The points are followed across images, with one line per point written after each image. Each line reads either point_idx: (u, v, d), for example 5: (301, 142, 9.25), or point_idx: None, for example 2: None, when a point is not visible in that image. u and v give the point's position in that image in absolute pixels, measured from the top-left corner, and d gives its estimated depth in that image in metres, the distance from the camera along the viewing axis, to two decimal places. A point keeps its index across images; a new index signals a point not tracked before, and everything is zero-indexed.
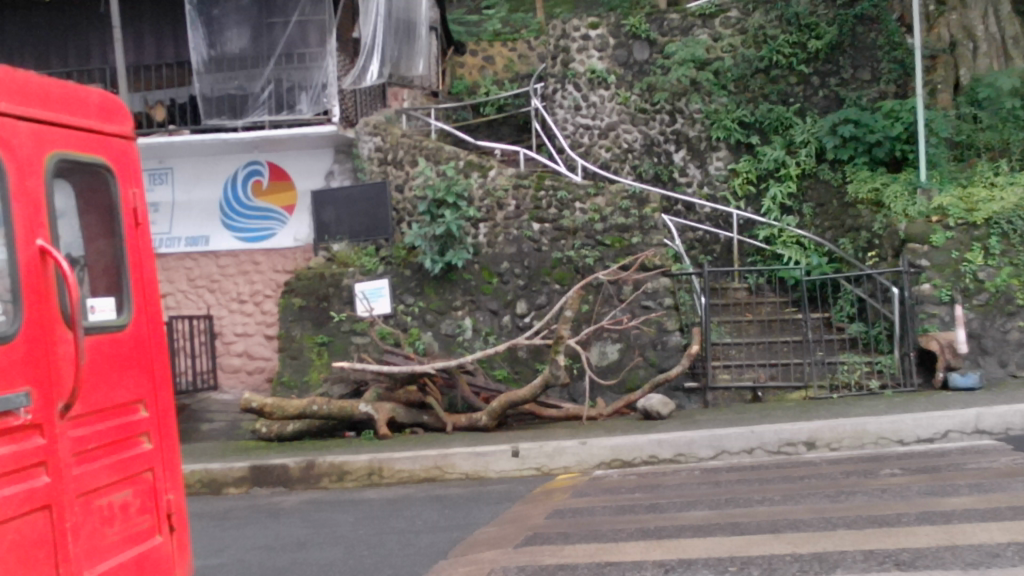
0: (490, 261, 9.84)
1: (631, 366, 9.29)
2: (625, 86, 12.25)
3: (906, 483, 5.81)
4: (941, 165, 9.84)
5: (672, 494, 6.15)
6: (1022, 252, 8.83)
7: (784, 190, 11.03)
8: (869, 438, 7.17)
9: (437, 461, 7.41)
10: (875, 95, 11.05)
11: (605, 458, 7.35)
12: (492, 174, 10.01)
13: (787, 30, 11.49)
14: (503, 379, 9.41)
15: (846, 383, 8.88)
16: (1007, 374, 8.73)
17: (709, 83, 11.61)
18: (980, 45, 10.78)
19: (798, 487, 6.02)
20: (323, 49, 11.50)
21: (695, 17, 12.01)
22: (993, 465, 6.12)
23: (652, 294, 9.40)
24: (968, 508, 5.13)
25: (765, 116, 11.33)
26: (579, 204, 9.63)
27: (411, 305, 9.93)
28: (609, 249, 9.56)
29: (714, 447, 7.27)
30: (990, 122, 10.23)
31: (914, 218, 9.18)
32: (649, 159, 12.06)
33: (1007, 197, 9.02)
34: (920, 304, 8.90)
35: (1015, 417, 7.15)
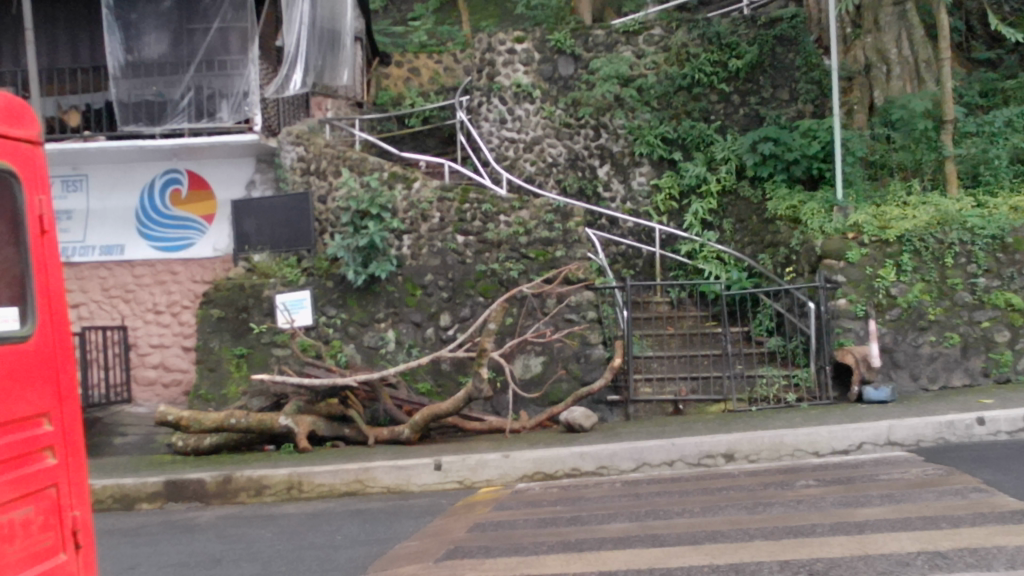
0: (414, 273, 9.80)
1: (554, 379, 9.32)
2: (550, 100, 12.30)
3: (820, 494, 5.92)
4: (857, 184, 10.09)
5: (593, 506, 6.18)
6: (933, 270, 9.11)
7: (705, 206, 11.30)
8: (786, 449, 7.29)
9: (358, 474, 7.34)
10: (793, 114, 11.23)
11: (527, 470, 7.36)
12: (416, 186, 9.98)
13: (708, 49, 11.74)
14: (426, 393, 9.35)
15: (765, 397, 9.04)
16: (919, 389, 8.99)
17: (633, 100, 11.82)
18: (893, 68, 11.08)
19: (717, 498, 6.10)
20: (244, 56, 11.35)
21: (619, 33, 12.16)
22: (904, 476, 6.29)
23: (575, 307, 9.45)
24: (879, 519, 5.24)
25: (687, 133, 11.58)
26: (504, 216, 9.69)
27: (333, 316, 9.79)
28: (533, 262, 9.63)
29: (636, 459, 7.33)
30: (903, 142, 10.46)
31: (831, 235, 9.32)
32: (573, 173, 12.12)
33: (919, 215, 9.28)
34: (837, 319, 9.04)
35: (925, 430, 7.35)
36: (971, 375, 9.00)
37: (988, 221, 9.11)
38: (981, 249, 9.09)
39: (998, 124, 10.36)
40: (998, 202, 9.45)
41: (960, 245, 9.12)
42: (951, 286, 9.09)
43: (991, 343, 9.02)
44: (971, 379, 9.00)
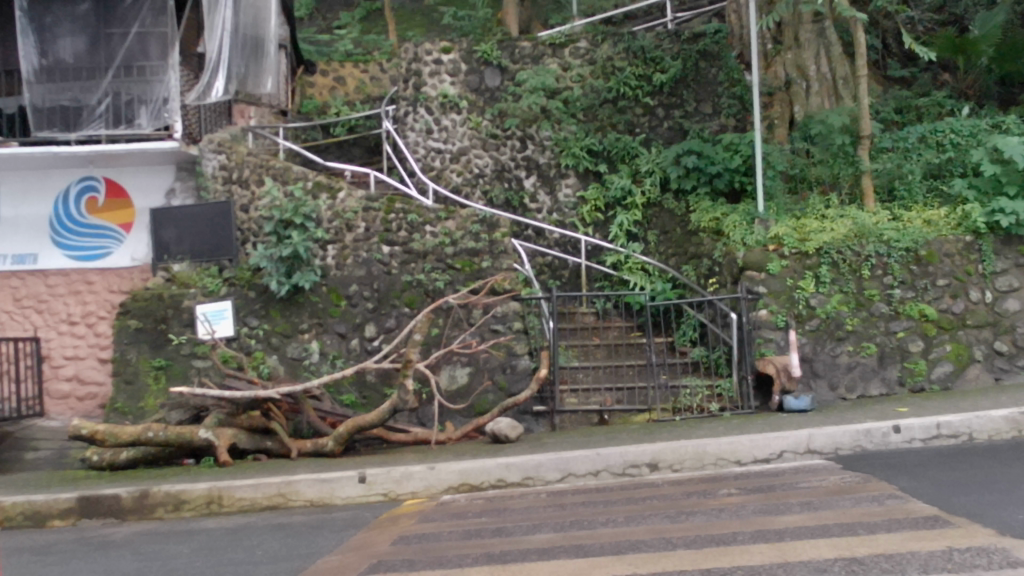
0: (338, 283, 9.70)
1: (480, 390, 9.31)
2: (476, 110, 12.26)
3: (742, 503, 6.00)
4: (777, 197, 10.27)
5: (518, 517, 6.17)
6: (850, 281, 9.33)
7: (630, 218, 11.41)
8: (709, 458, 7.38)
9: (280, 488, 7.22)
10: (716, 128, 11.53)
11: (452, 482, 7.33)
12: (341, 196, 9.87)
13: (633, 62, 11.97)
14: (350, 405, 9.24)
15: (688, 407, 9.12)
16: (838, 398, 9.17)
17: (559, 111, 11.95)
18: (813, 85, 11.36)
19: (640, 508, 6.14)
20: (165, 63, 11.16)
21: (546, 45, 12.30)
22: (822, 483, 6.43)
23: (501, 317, 9.47)
24: (799, 526, 5.34)
25: (612, 145, 11.71)
26: (429, 227, 9.68)
27: (256, 327, 9.63)
28: (458, 272, 9.64)
29: (561, 470, 7.35)
30: (821, 156, 10.66)
31: (752, 246, 9.47)
32: (500, 184, 12.05)
33: (837, 227, 9.46)
34: (758, 329, 9.25)
35: (843, 438, 7.50)
36: (888, 385, 9.22)
37: (903, 234, 9.36)
38: (896, 262, 9.33)
39: (912, 140, 10.66)
40: (912, 216, 9.72)
41: (876, 257, 9.36)
42: (868, 297, 9.32)
43: (906, 352, 9.27)
44: (888, 389, 9.22)
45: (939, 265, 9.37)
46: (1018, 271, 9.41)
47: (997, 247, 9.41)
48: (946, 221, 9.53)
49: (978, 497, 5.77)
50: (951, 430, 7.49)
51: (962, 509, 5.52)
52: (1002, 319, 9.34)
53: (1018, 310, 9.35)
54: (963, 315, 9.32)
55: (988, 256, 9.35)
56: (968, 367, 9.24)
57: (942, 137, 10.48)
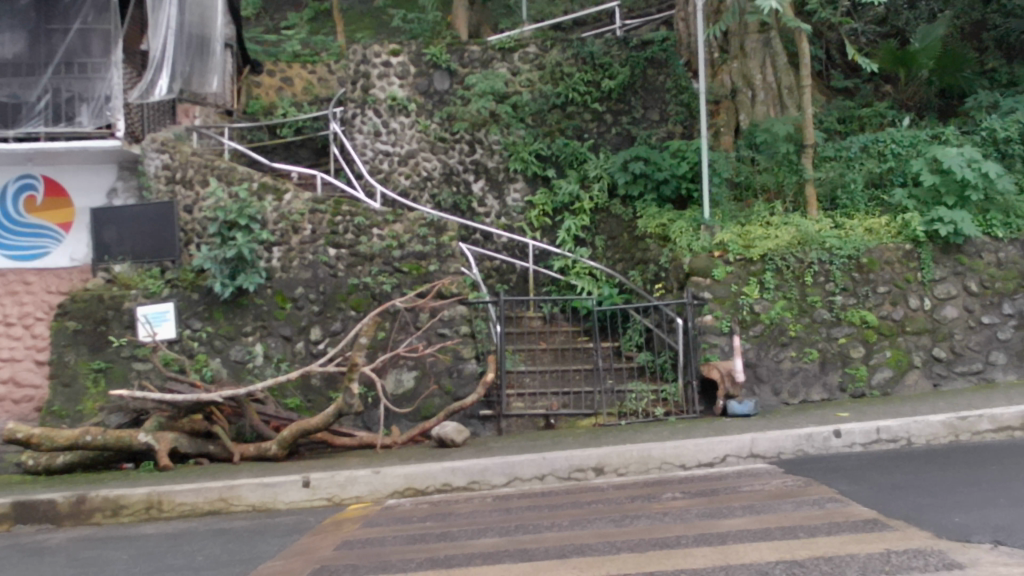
0: (284, 285, 9.60)
1: (426, 394, 9.27)
2: (425, 114, 12.24)
3: (685, 507, 6.05)
4: (722, 205, 10.39)
5: (463, 521, 6.15)
6: (794, 287, 9.47)
7: (578, 223, 11.44)
8: (653, 462, 7.44)
9: (222, 493, 7.12)
10: (663, 135, 11.73)
11: (397, 486, 7.29)
12: (287, 197, 9.78)
13: (582, 68, 12.06)
14: (295, 408, 9.15)
15: (634, 411, 9.22)
16: (780, 403, 9.29)
17: (508, 116, 11.96)
18: (758, 94, 11.50)
19: (585, 512, 6.16)
20: (107, 60, 11.01)
21: (495, 50, 12.29)
22: (764, 487, 6.51)
23: (448, 321, 9.43)
24: (741, 530, 5.40)
25: (560, 151, 11.78)
26: (376, 229, 9.64)
27: (198, 330, 9.48)
28: (406, 276, 9.60)
29: (507, 474, 7.35)
30: (766, 164, 10.83)
31: (699, 252, 9.59)
32: (447, 187, 12.05)
33: (781, 235, 9.62)
34: (703, 334, 9.34)
35: (786, 442, 7.58)
36: (829, 390, 9.36)
37: (845, 242, 9.52)
38: (838, 268, 9.49)
39: (855, 149, 10.82)
40: (854, 224, 9.89)
41: (819, 263, 9.51)
42: (811, 304, 9.46)
43: (847, 358, 9.42)
44: (829, 394, 9.36)
45: (880, 273, 9.54)
46: (956, 279, 9.59)
47: (936, 255, 9.61)
48: (887, 228, 9.72)
49: (915, 500, 5.88)
50: (891, 434, 7.63)
51: (900, 512, 5.62)
52: (939, 326, 9.52)
53: (955, 318, 9.54)
54: (902, 322, 9.50)
55: (927, 264, 9.54)
56: (907, 373, 9.42)
57: (883, 147, 10.67)
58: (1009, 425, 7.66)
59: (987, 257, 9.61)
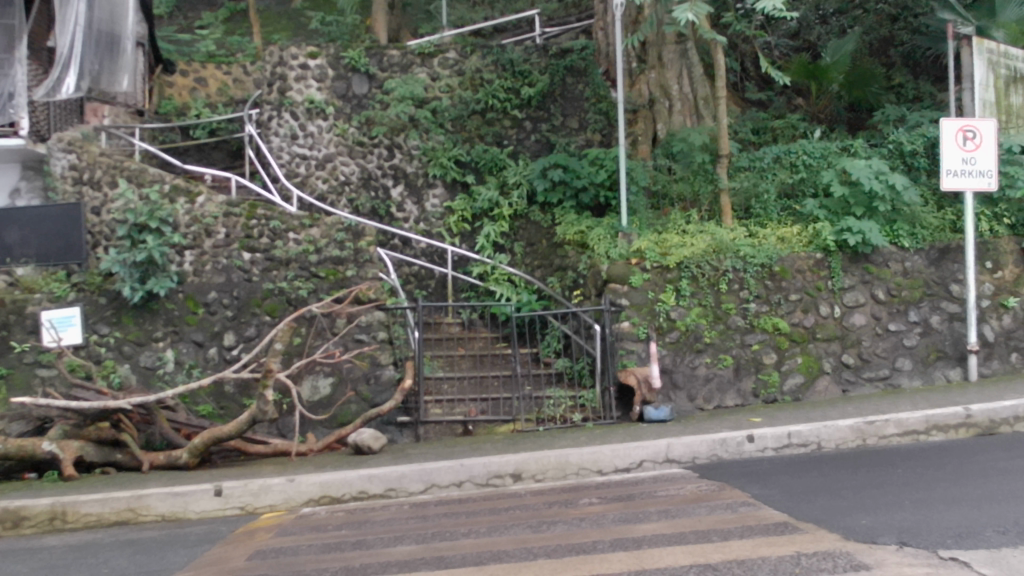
0: (196, 290, 9.38)
1: (343, 401, 9.18)
2: (343, 118, 12.07)
3: (602, 512, 6.08)
4: (640, 212, 10.49)
5: (379, 530, 6.09)
6: (709, 295, 9.60)
7: (497, 229, 11.42)
8: (571, 468, 7.46)
9: (130, 503, 6.92)
10: (582, 142, 11.84)
11: (312, 494, 7.18)
12: (200, 200, 9.59)
13: (501, 75, 12.19)
14: (207, 416, 8.94)
15: (551, 417, 9.24)
16: (695, 408, 9.41)
17: (427, 121, 11.95)
18: (675, 104, 11.70)
19: (502, 518, 6.15)
20: (11, 56, 10.96)
21: (414, 55, 12.33)
22: (679, 492, 6.59)
23: (366, 327, 9.39)
24: (656, 534, 5.44)
25: (480, 157, 11.79)
26: (293, 234, 9.55)
27: (106, 335, 9.20)
28: (323, 281, 9.52)
29: (424, 481, 7.29)
30: (682, 173, 10.97)
31: (615, 260, 9.67)
32: (366, 193, 11.89)
33: (696, 243, 9.75)
34: (619, 341, 9.39)
35: (700, 447, 7.69)
36: (743, 396, 9.52)
37: (758, 250, 9.70)
38: (751, 277, 9.66)
39: (766, 160, 10.97)
40: (767, 233, 10.08)
41: (733, 271, 9.67)
42: (726, 310, 9.60)
43: (760, 364, 9.58)
44: (743, 400, 9.52)
45: (791, 281, 9.76)
46: (864, 288, 9.86)
47: (845, 264, 9.85)
48: (798, 238, 9.96)
49: (824, 503, 6.01)
50: (801, 439, 7.78)
51: (810, 515, 5.74)
52: (848, 333, 9.76)
53: (863, 325, 9.79)
54: (813, 329, 9.71)
55: (837, 273, 9.77)
56: (817, 379, 9.63)
57: (795, 157, 10.84)
58: (914, 429, 7.87)
59: (893, 266, 9.91)
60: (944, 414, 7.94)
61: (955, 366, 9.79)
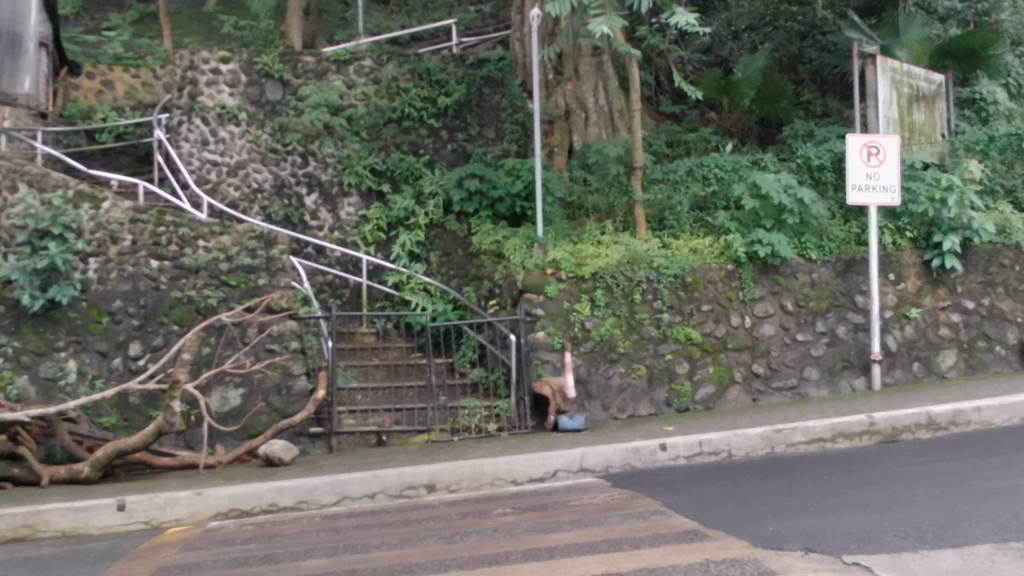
0: (100, 298, 9.08)
1: (253, 412, 9.01)
2: (255, 124, 11.89)
3: (515, 522, 6.08)
4: (555, 223, 10.56)
5: (288, 543, 5.98)
6: (623, 305, 9.67)
7: (413, 239, 11.37)
8: (486, 478, 7.45)
9: (28, 518, 6.65)
10: (499, 152, 11.97)
11: (220, 508, 7.03)
12: (105, 206, 9.28)
13: (418, 84, 12.23)
14: (111, 428, 8.68)
15: (466, 427, 9.23)
16: (609, 417, 9.49)
17: (342, 128, 11.86)
18: (591, 116, 11.81)
19: (415, 529, 6.11)
20: None
21: (329, 62, 12.20)
22: (592, 501, 6.63)
23: (278, 337, 9.27)
24: (569, 544, 5.46)
25: (396, 165, 11.79)
26: (202, 241, 9.38)
27: (3, 344, 8.72)
28: (234, 289, 9.36)
29: (336, 493, 7.21)
30: (598, 185, 11.08)
31: (531, 269, 9.67)
32: (279, 200, 11.70)
33: (611, 254, 9.84)
34: (534, 350, 9.40)
35: (614, 456, 7.74)
36: (656, 405, 9.63)
37: (671, 261, 9.83)
38: (665, 287, 9.77)
39: (680, 173, 11.18)
40: (680, 244, 10.22)
41: (647, 282, 9.76)
42: (639, 320, 9.69)
43: (673, 374, 9.72)
44: (656, 409, 9.63)
45: (704, 291, 9.91)
46: (774, 299, 10.07)
47: (755, 275, 10.05)
48: (710, 249, 10.13)
49: (733, 511, 6.10)
50: (713, 447, 7.89)
51: (719, 523, 5.82)
52: (758, 343, 9.96)
53: (773, 335, 10.00)
54: (724, 339, 9.88)
55: (747, 284, 9.96)
56: (728, 389, 9.80)
57: (707, 170, 11.09)
58: (820, 436, 8.06)
59: (801, 278, 10.16)
60: (848, 422, 8.14)
61: (860, 375, 10.09)
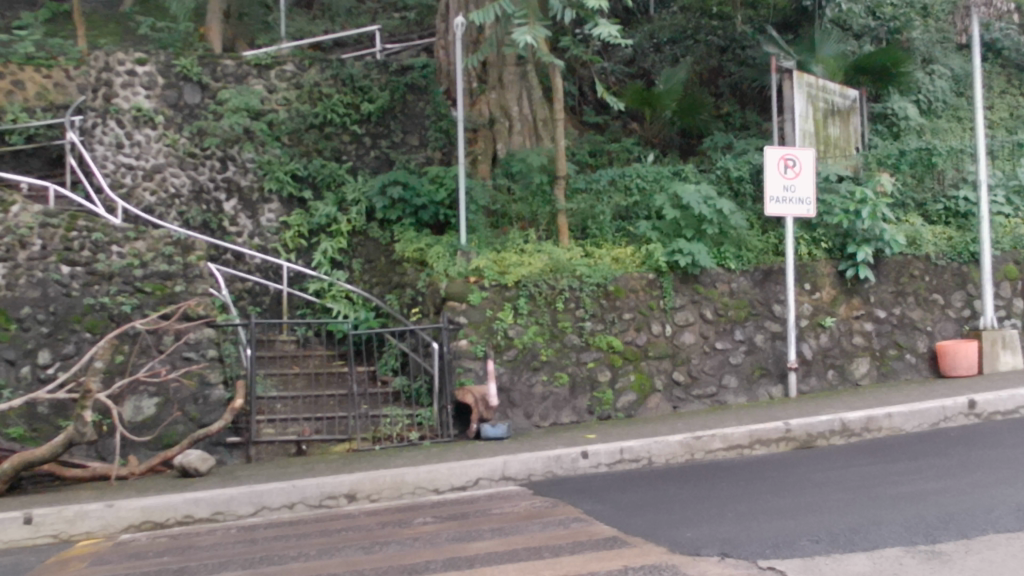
0: (8, 305, 8.70)
1: (169, 421, 8.80)
2: (173, 127, 11.62)
3: (436, 531, 6.05)
4: (479, 230, 10.57)
5: (203, 555, 5.86)
6: (546, 313, 9.71)
7: (335, 246, 11.29)
8: (407, 487, 7.41)
9: None
10: (422, 160, 12.12)
11: (133, 520, 6.85)
12: (14, 210, 8.90)
13: (341, 90, 12.17)
14: (18, 438, 8.38)
15: (388, 436, 9.13)
16: (531, 425, 9.50)
17: (263, 133, 11.72)
18: (515, 124, 11.85)
19: (334, 540, 6.04)
20: None
21: (250, 66, 12.10)
22: (513, 509, 6.63)
23: (194, 345, 9.12)
24: (489, 552, 5.45)
25: (317, 172, 11.69)
26: (116, 247, 9.15)
27: None
28: (148, 296, 9.14)
29: (254, 503, 7.09)
30: (521, 194, 11.10)
31: (455, 277, 9.58)
32: (197, 206, 11.46)
33: (534, 263, 9.85)
34: (457, 358, 9.39)
35: (536, 464, 7.75)
36: (578, 413, 9.68)
37: (593, 270, 9.89)
38: (587, 296, 9.83)
39: (603, 183, 11.29)
40: (602, 253, 10.30)
41: (569, 290, 9.81)
42: (562, 329, 9.74)
43: (595, 382, 9.78)
44: (578, 417, 9.69)
45: (626, 300, 9.99)
46: (693, 307, 10.20)
47: (676, 285, 10.18)
48: (632, 258, 10.22)
49: (652, 517, 6.16)
50: (633, 454, 7.96)
51: (638, 529, 5.87)
52: (678, 351, 10.09)
53: (692, 343, 10.15)
54: (645, 347, 9.99)
55: (668, 292, 10.08)
56: (649, 397, 9.91)
57: (629, 181, 11.25)
58: (738, 443, 8.18)
59: (720, 287, 10.33)
60: (766, 429, 8.29)
61: (776, 383, 10.31)
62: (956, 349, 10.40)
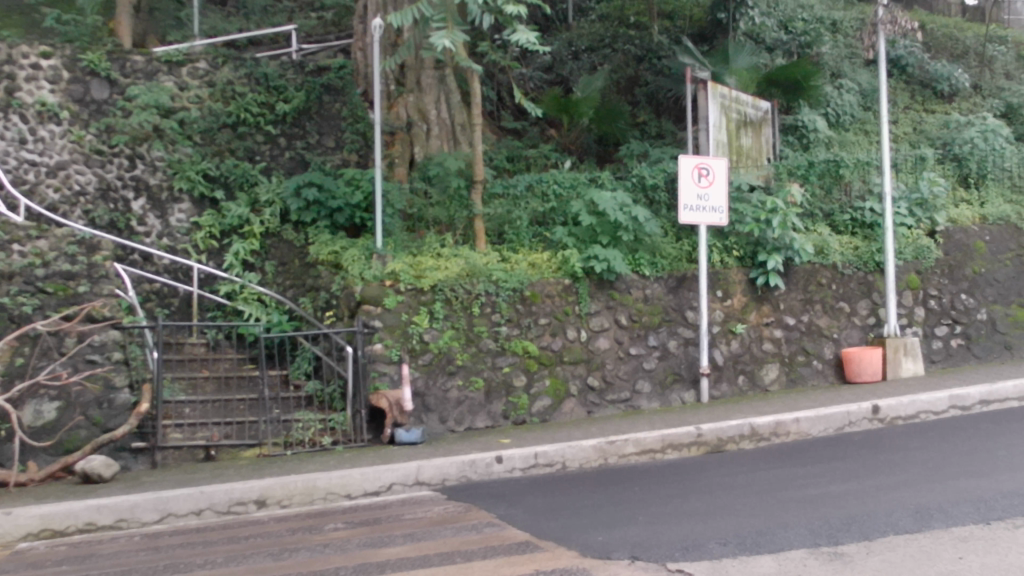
0: None
1: (71, 425, 8.47)
2: (79, 124, 11.23)
3: (347, 537, 5.98)
4: (395, 235, 10.48)
5: (105, 564, 5.69)
6: (462, 317, 9.67)
7: (247, 247, 11.10)
8: (318, 493, 7.30)
9: None
10: (338, 162, 11.97)
11: (32, 528, 6.59)
12: None
13: (255, 89, 12.03)
14: None
15: (299, 441, 9.01)
16: (446, 430, 9.46)
17: (174, 132, 11.47)
18: (432, 128, 11.82)
19: (242, 547, 5.92)
20: None
21: (160, 62, 11.82)
22: (425, 514, 6.60)
23: (98, 347, 8.83)
24: (400, 558, 5.40)
25: (229, 172, 11.48)
26: (17, 246, 8.94)
27: None
28: (50, 296, 8.80)
29: (159, 510, 6.91)
30: (438, 198, 11.07)
31: (370, 281, 9.53)
32: (103, 205, 11.15)
33: (450, 267, 9.85)
34: (372, 363, 9.30)
35: (450, 469, 7.73)
36: (493, 418, 9.67)
37: (510, 275, 9.89)
38: (503, 301, 9.83)
39: (519, 188, 11.21)
40: (518, 259, 10.32)
41: (485, 295, 9.79)
42: (477, 334, 9.71)
43: (510, 386, 9.79)
44: (493, 422, 9.67)
45: (541, 304, 10.03)
46: (608, 313, 10.30)
47: (591, 290, 10.26)
48: (548, 264, 10.26)
49: (565, 522, 6.19)
50: (548, 459, 7.99)
51: (551, 533, 5.90)
52: (593, 356, 10.17)
53: (607, 349, 10.24)
54: (560, 352, 10.04)
55: (583, 298, 10.16)
56: (564, 401, 9.97)
57: (546, 187, 11.17)
58: (651, 448, 8.29)
59: (635, 293, 10.45)
60: (677, 433, 8.39)
61: (689, 388, 10.47)
62: (861, 356, 10.70)
